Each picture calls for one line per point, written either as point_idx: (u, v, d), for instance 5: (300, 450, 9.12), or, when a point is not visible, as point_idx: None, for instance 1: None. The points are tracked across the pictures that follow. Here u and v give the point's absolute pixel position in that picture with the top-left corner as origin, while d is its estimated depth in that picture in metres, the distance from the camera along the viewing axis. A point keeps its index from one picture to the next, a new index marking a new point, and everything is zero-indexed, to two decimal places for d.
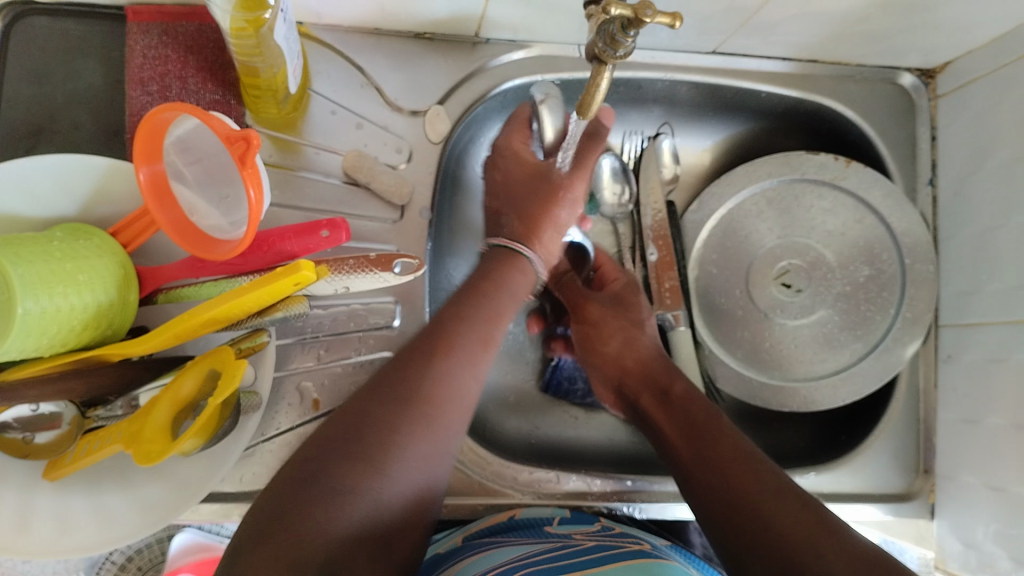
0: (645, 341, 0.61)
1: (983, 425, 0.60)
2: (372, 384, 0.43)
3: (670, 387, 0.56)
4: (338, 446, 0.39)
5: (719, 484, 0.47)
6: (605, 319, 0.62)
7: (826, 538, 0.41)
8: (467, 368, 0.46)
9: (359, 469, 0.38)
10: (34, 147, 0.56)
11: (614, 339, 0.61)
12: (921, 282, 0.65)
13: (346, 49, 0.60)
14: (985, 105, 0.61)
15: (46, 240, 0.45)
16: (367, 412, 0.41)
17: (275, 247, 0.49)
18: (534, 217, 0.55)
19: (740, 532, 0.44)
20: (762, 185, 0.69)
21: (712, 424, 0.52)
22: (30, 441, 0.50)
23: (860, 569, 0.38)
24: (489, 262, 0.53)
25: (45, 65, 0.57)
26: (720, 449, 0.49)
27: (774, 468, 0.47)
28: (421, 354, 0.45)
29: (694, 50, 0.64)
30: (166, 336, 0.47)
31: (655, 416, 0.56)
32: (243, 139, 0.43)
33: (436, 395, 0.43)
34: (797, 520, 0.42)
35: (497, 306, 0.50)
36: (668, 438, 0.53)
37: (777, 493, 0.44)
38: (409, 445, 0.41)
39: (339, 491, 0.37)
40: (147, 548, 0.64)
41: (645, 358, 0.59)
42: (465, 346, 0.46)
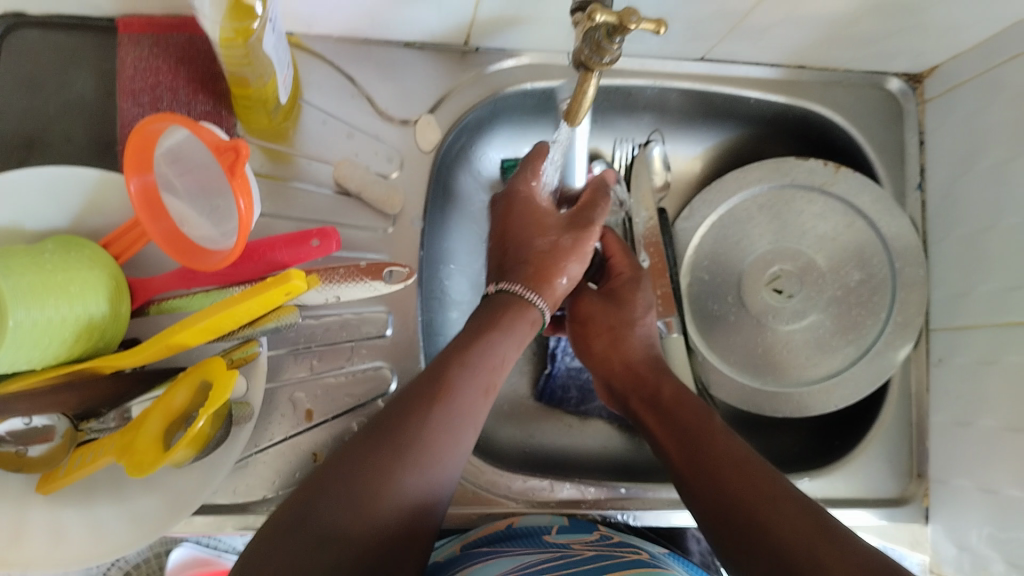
0: (646, 348, 0.60)
1: (975, 427, 0.60)
2: (371, 428, 0.43)
3: (659, 391, 0.56)
4: (326, 499, 0.39)
5: (714, 488, 0.47)
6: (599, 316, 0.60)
7: (822, 543, 0.41)
8: (468, 415, 0.46)
9: (343, 522, 0.39)
10: (26, 158, 0.56)
11: (613, 335, 0.60)
12: (912, 286, 0.65)
13: (337, 59, 0.61)
14: (972, 108, 0.62)
15: (37, 252, 0.45)
16: (358, 459, 0.41)
17: (265, 257, 0.49)
18: (544, 271, 0.53)
19: (738, 539, 0.45)
20: (752, 191, 0.69)
21: (707, 427, 0.52)
22: (23, 455, 0.49)
23: (855, 574, 0.39)
24: (496, 308, 0.51)
25: (37, 77, 0.57)
26: (719, 453, 0.49)
27: (777, 475, 0.47)
28: (421, 399, 0.44)
29: (683, 57, 0.65)
30: (156, 348, 0.47)
31: (647, 420, 0.56)
32: (232, 149, 0.43)
33: (432, 446, 0.43)
34: (795, 528, 0.42)
35: (505, 350, 0.49)
36: (662, 443, 0.53)
37: (779, 502, 0.44)
38: (399, 495, 0.41)
39: (321, 546, 0.38)
40: (145, 563, 0.64)
41: (640, 363, 0.58)
42: (467, 391, 0.46)
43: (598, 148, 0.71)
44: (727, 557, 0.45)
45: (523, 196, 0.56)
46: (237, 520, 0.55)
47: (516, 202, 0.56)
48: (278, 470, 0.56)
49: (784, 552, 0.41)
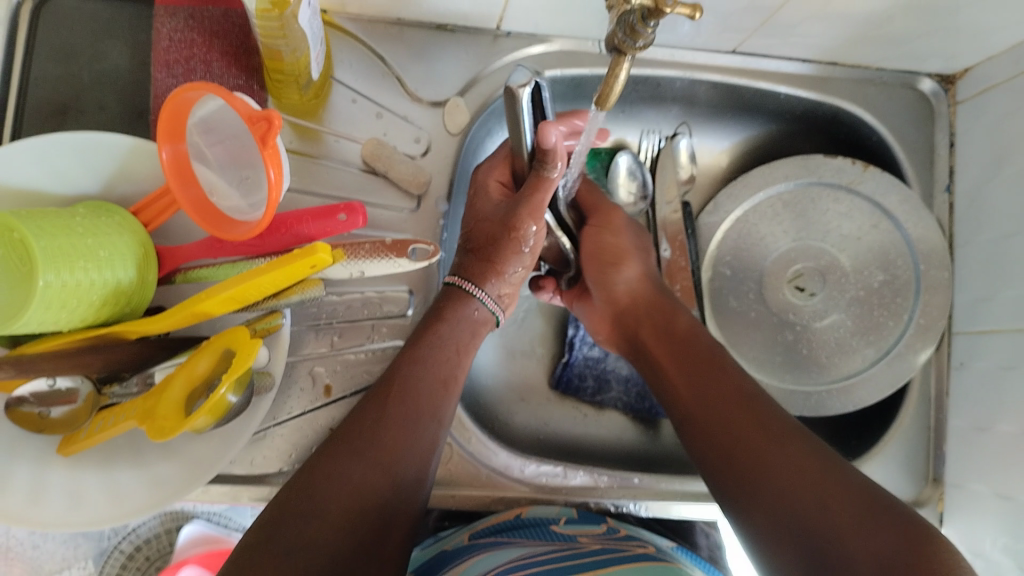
0: (650, 273, 0.61)
1: (995, 432, 0.59)
2: (330, 438, 0.47)
3: (674, 319, 0.57)
4: (294, 508, 0.42)
5: (720, 428, 0.48)
6: (621, 234, 0.61)
7: (835, 487, 0.42)
8: (424, 411, 0.49)
9: (309, 526, 0.41)
10: (59, 125, 0.56)
11: (628, 265, 0.60)
12: (935, 289, 0.65)
13: (369, 39, 0.61)
14: (1003, 112, 0.61)
15: (68, 216, 0.46)
16: (320, 467, 0.44)
17: (292, 229, 0.50)
18: (480, 270, 0.55)
19: (745, 482, 0.45)
20: (778, 187, 0.69)
21: (710, 363, 0.53)
22: (46, 416, 0.49)
23: (858, 510, 0.40)
24: (441, 300, 0.55)
25: (72, 46, 0.58)
26: (720, 392, 0.50)
27: (773, 408, 0.48)
28: (374, 403, 0.48)
29: (714, 50, 0.65)
30: (183, 314, 0.47)
31: (658, 352, 0.56)
32: (265, 119, 0.44)
33: (388, 443, 0.46)
34: (800, 464, 0.44)
35: (457, 340, 0.53)
36: (671, 376, 0.54)
37: (782, 438, 0.46)
38: (360, 495, 0.44)
39: (292, 551, 0.40)
40: (155, 539, 0.64)
41: (651, 291, 0.60)
42: (420, 389, 0.49)
43: (624, 138, 0.71)
44: (733, 507, 0.46)
45: (480, 184, 0.56)
46: (252, 490, 0.55)
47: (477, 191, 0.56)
48: (295, 443, 0.56)
49: (795, 496, 0.42)
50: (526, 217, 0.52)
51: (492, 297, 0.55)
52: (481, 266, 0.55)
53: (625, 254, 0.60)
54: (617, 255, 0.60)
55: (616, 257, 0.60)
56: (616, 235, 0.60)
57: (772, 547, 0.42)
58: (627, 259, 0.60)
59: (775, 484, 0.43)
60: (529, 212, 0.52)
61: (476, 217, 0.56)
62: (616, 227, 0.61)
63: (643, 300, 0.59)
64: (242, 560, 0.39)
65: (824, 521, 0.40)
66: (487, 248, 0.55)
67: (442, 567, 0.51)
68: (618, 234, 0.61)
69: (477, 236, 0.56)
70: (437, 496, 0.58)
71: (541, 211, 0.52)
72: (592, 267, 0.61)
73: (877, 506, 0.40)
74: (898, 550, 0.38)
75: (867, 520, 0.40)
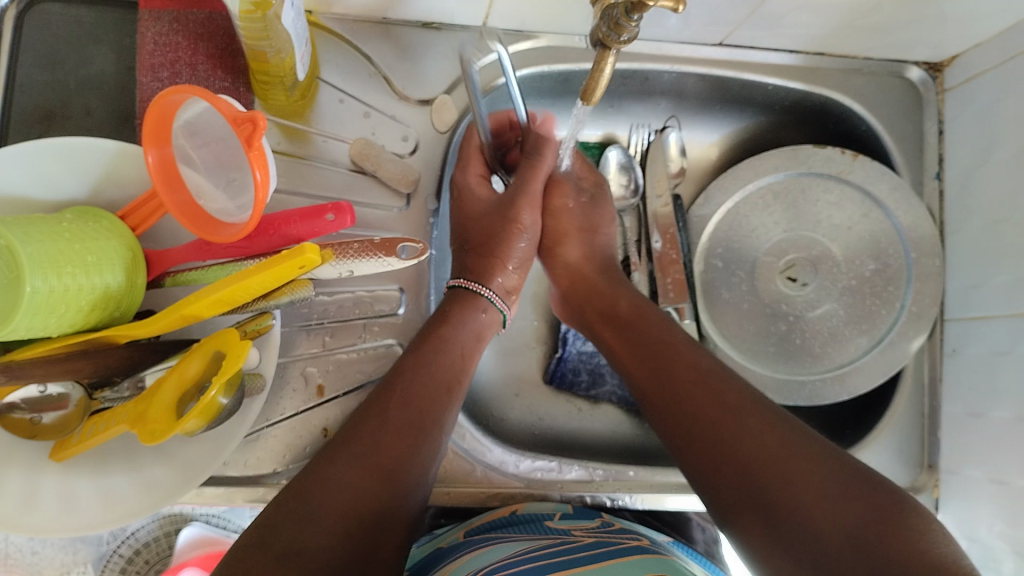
0: (597, 249, 0.65)
1: (989, 418, 0.59)
2: (333, 442, 0.47)
3: (617, 306, 0.59)
4: (290, 511, 0.42)
5: (684, 411, 0.50)
6: (564, 215, 0.65)
7: (812, 468, 0.43)
8: (427, 414, 0.50)
9: (308, 530, 0.41)
10: (46, 131, 0.56)
11: (570, 240, 0.64)
12: (927, 277, 0.65)
13: (355, 38, 0.61)
14: (993, 98, 0.61)
15: (55, 221, 0.46)
16: (321, 471, 0.44)
17: (280, 230, 0.50)
18: (483, 263, 0.60)
19: (722, 467, 0.46)
20: (768, 178, 0.68)
21: (670, 348, 0.54)
22: (37, 422, 0.49)
23: (830, 488, 0.42)
24: (449, 304, 0.57)
25: (57, 52, 0.57)
26: (679, 375, 0.52)
27: (731, 385, 0.50)
28: (378, 406, 0.49)
29: (701, 42, 0.64)
30: (171, 318, 0.47)
31: (618, 345, 0.58)
32: (249, 121, 0.43)
33: (391, 449, 0.47)
34: (761, 442, 0.45)
35: (461, 344, 0.54)
36: (634, 373, 0.55)
37: (743, 417, 0.47)
38: (359, 498, 0.44)
39: (285, 557, 0.39)
40: (155, 542, 0.64)
41: (592, 267, 0.63)
42: (423, 393, 0.50)
43: (614, 133, 0.71)
44: (714, 497, 0.46)
45: (463, 184, 0.61)
46: (247, 492, 0.55)
47: (462, 192, 0.61)
48: (289, 444, 0.56)
49: (770, 477, 0.43)
50: (527, 210, 0.62)
51: (498, 296, 0.60)
52: (481, 266, 0.60)
53: (565, 234, 0.65)
54: (560, 234, 0.65)
55: (558, 236, 0.65)
56: (558, 217, 0.65)
57: (750, 532, 0.43)
58: (568, 237, 0.64)
59: (750, 466, 0.44)
60: (528, 203, 0.62)
61: (467, 218, 0.61)
62: (557, 206, 0.65)
63: (580, 278, 0.63)
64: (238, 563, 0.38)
65: (798, 499, 0.42)
66: (489, 245, 0.60)
67: (437, 565, 0.52)
68: (561, 216, 0.65)
69: (477, 233, 0.61)
70: (432, 493, 0.58)
71: (536, 203, 0.63)
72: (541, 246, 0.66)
73: (850, 483, 0.42)
74: (869, 520, 0.39)
75: (840, 496, 0.41)
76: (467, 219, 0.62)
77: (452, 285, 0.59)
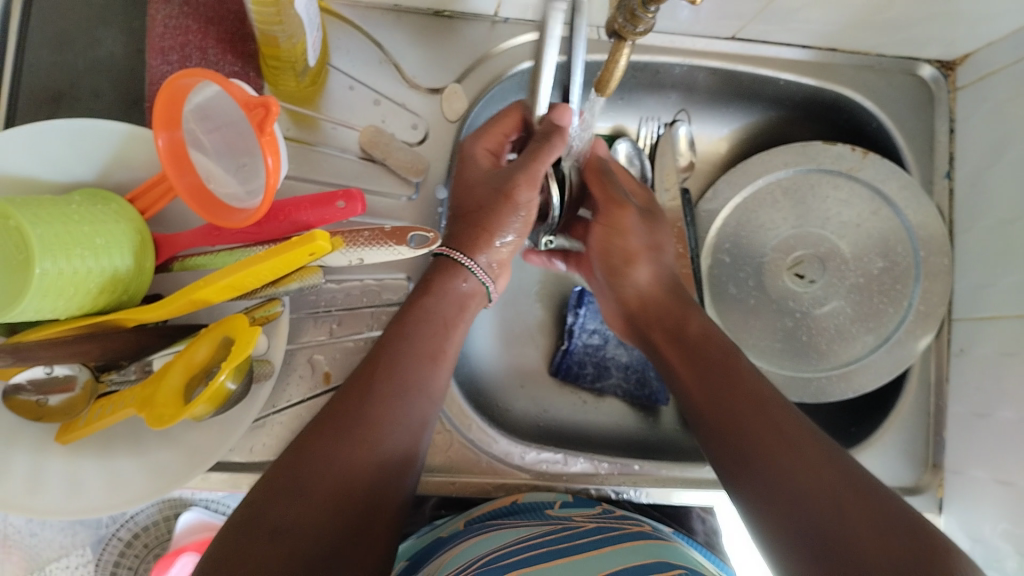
0: (664, 269, 0.61)
1: (995, 418, 0.59)
2: (319, 418, 0.46)
3: (686, 324, 0.57)
4: (279, 489, 0.41)
5: (730, 420, 0.48)
6: (631, 235, 0.61)
7: (851, 497, 0.40)
8: (411, 385, 0.49)
9: (296, 506, 0.41)
10: (54, 112, 0.56)
11: (639, 265, 0.61)
12: (935, 276, 0.65)
13: (366, 25, 0.61)
14: (1006, 97, 0.61)
15: (64, 203, 0.46)
16: (309, 446, 0.43)
17: (291, 217, 0.49)
18: (468, 237, 0.56)
19: (761, 489, 0.44)
20: (778, 174, 0.68)
21: (720, 360, 0.52)
22: (44, 404, 0.49)
23: (879, 520, 0.39)
24: (431, 273, 0.55)
25: (66, 32, 0.57)
26: (728, 390, 0.49)
27: (783, 404, 0.48)
28: (360, 381, 0.48)
29: (714, 36, 0.64)
30: (180, 303, 0.47)
31: (677, 363, 0.55)
32: (262, 106, 0.43)
33: (377, 423, 0.46)
34: (807, 464, 0.43)
35: (443, 314, 0.53)
36: (691, 392, 0.52)
37: (789, 436, 0.45)
38: (348, 474, 0.43)
39: (275, 534, 0.39)
40: (154, 526, 0.65)
41: (661, 293, 0.60)
42: (406, 365, 0.49)
43: (624, 125, 0.71)
44: (749, 505, 0.44)
45: (469, 153, 0.58)
46: (252, 479, 0.55)
47: (466, 158, 0.58)
48: (294, 432, 0.56)
49: (804, 501, 0.41)
50: (525, 186, 0.55)
51: (480, 266, 0.56)
52: (471, 234, 0.56)
53: (635, 255, 0.61)
54: (626, 256, 0.61)
55: (626, 257, 0.61)
56: (625, 237, 0.61)
57: (779, 541, 0.41)
58: (636, 259, 0.61)
59: (788, 487, 0.42)
60: (528, 180, 0.55)
61: (468, 184, 0.57)
62: (625, 227, 0.61)
63: (650, 304, 0.60)
64: (229, 544, 0.38)
65: (837, 529, 0.39)
66: (478, 216, 0.56)
67: (442, 550, 0.52)
68: (628, 236, 0.61)
69: (468, 203, 0.57)
70: (437, 483, 0.58)
71: (538, 180, 0.55)
72: (603, 266, 0.63)
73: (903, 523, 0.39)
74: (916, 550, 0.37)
75: (888, 527, 0.38)
76: (464, 191, 0.57)
77: (436, 253, 0.56)
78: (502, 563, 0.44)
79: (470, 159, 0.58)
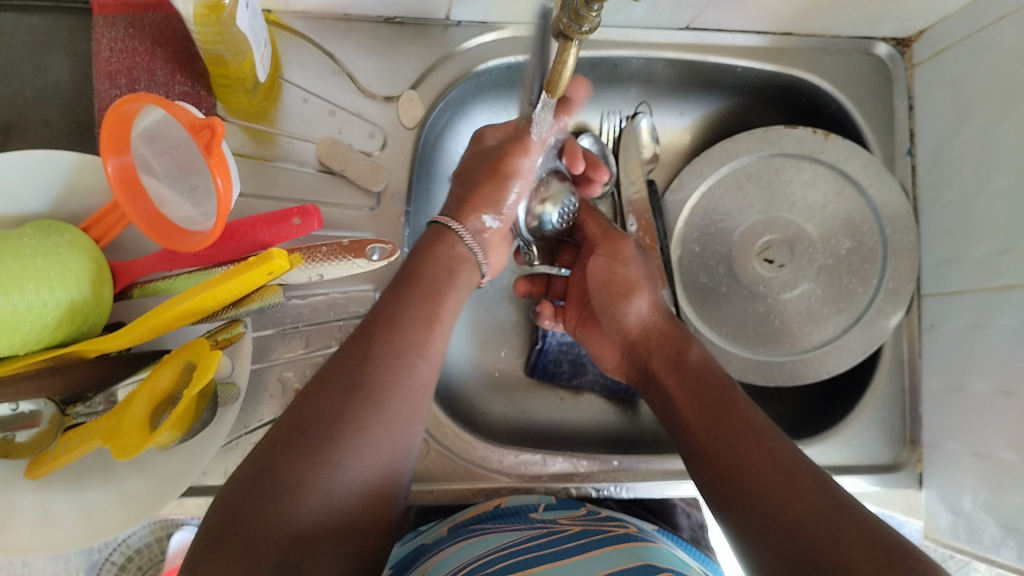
0: (662, 303, 0.60)
1: (967, 391, 0.59)
2: (321, 376, 0.45)
3: (687, 350, 0.55)
4: (286, 444, 0.41)
5: (707, 413, 0.48)
6: (632, 264, 0.60)
7: (839, 520, 0.39)
8: (410, 348, 0.48)
9: (304, 464, 0.40)
10: (6, 142, 0.58)
11: (639, 297, 0.59)
12: (902, 253, 0.65)
13: (318, 37, 0.60)
14: (962, 71, 0.61)
15: (16, 237, 0.45)
16: (314, 406, 0.43)
17: (247, 236, 0.50)
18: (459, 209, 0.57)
19: (742, 503, 0.43)
20: (742, 160, 0.68)
21: (715, 382, 0.51)
22: (11, 440, 0.49)
23: (863, 543, 0.38)
24: (423, 239, 0.56)
25: (12, 62, 0.59)
26: (711, 396, 0.50)
27: (758, 415, 0.48)
28: (361, 339, 0.47)
29: (668, 27, 0.64)
30: (140, 331, 0.46)
31: (665, 380, 0.54)
32: (208, 127, 0.43)
33: (381, 383, 0.45)
34: (785, 476, 0.42)
35: (434, 279, 0.52)
36: (677, 404, 0.51)
37: (768, 442, 0.45)
38: (355, 438, 0.42)
39: (282, 491, 0.39)
40: (146, 547, 0.64)
41: (663, 323, 0.58)
42: (404, 328, 0.48)
43: (585, 121, 0.70)
44: (723, 511, 0.45)
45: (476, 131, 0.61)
46: None
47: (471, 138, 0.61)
48: None
49: (787, 512, 0.41)
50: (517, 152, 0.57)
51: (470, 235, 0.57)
52: (460, 206, 0.58)
53: (635, 285, 0.59)
54: (627, 287, 0.59)
55: (626, 288, 0.59)
56: (627, 266, 0.60)
57: (755, 539, 0.41)
58: (638, 289, 0.59)
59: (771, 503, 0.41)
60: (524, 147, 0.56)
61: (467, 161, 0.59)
62: (626, 256, 0.60)
63: (646, 334, 0.58)
64: (235, 503, 0.38)
65: (822, 553, 0.38)
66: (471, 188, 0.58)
67: (424, 557, 0.52)
68: (629, 266, 0.60)
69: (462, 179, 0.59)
70: (416, 492, 0.58)
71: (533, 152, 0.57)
72: (602, 297, 0.60)
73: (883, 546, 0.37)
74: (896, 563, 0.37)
75: (869, 548, 0.37)
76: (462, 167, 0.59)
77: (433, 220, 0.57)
78: (482, 571, 0.43)
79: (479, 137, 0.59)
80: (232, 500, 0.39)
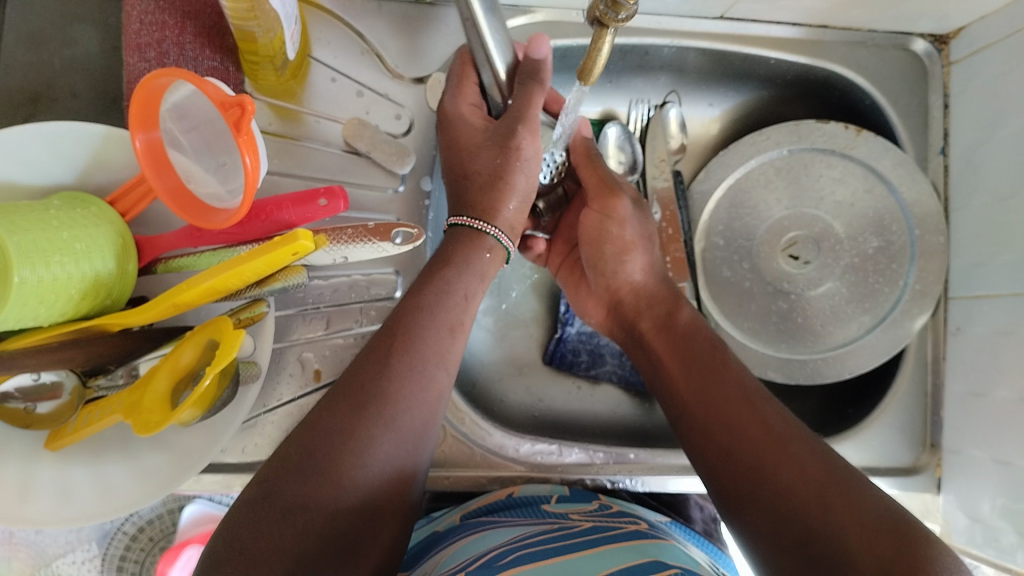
0: (656, 261, 0.59)
1: (991, 398, 0.59)
2: (332, 393, 0.44)
3: (676, 311, 0.55)
4: (293, 466, 0.40)
5: (714, 420, 0.47)
6: (627, 224, 0.58)
7: (834, 489, 0.39)
8: (429, 358, 0.46)
9: (312, 483, 0.39)
10: (32, 114, 0.58)
11: (633, 257, 0.58)
12: (931, 254, 0.64)
13: (347, 15, 0.60)
14: (1001, 71, 0.59)
15: (43, 209, 0.44)
16: (322, 423, 0.42)
17: (272, 216, 0.49)
18: (483, 201, 0.53)
19: (736, 473, 0.43)
20: (770, 154, 0.68)
21: (715, 360, 0.50)
22: (32, 412, 0.49)
23: (874, 528, 0.37)
24: (448, 245, 0.52)
25: (42, 33, 0.59)
26: (719, 394, 0.47)
27: (775, 401, 0.46)
28: (378, 352, 0.45)
29: (702, 16, 0.63)
30: (163, 306, 0.46)
31: (655, 340, 0.55)
32: (238, 105, 0.42)
33: (393, 397, 0.43)
34: (802, 471, 0.41)
35: (465, 287, 0.50)
36: (670, 371, 0.52)
37: (785, 437, 0.43)
38: (366, 454, 0.41)
39: (287, 512, 0.38)
40: (158, 519, 0.65)
41: (655, 284, 0.58)
42: (423, 337, 0.46)
43: (613, 109, 0.70)
44: (738, 523, 0.43)
45: (454, 114, 0.54)
46: (245, 479, 0.55)
47: (451, 120, 0.54)
48: (286, 430, 0.56)
49: (791, 502, 0.40)
50: (527, 136, 0.52)
51: (505, 233, 0.54)
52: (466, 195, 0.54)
53: (630, 245, 0.58)
54: (621, 246, 0.58)
55: (621, 247, 0.58)
56: (621, 225, 0.58)
57: (768, 542, 0.40)
58: (632, 249, 0.58)
59: (762, 468, 0.42)
60: (529, 130, 0.52)
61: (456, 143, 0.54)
62: (621, 215, 0.58)
63: (633, 292, 0.58)
64: (240, 526, 0.37)
65: (829, 542, 0.37)
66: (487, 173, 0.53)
67: (434, 550, 0.51)
68: (625, 223, 0.58)
69: (459, 164, 0.54)
70: (431, 477, 0.58)
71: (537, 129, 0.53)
72: (595, 252, 0.59)
73: (893, 527, 0.37)
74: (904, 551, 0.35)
75: (878, 533, 0.37)
76: (455, 151, 0.54)
77: (451, 223, 0.53)
78: (495, 563, 0.43)
79: (459, 117, 0.54)
80: (236, 522, 0.37)
